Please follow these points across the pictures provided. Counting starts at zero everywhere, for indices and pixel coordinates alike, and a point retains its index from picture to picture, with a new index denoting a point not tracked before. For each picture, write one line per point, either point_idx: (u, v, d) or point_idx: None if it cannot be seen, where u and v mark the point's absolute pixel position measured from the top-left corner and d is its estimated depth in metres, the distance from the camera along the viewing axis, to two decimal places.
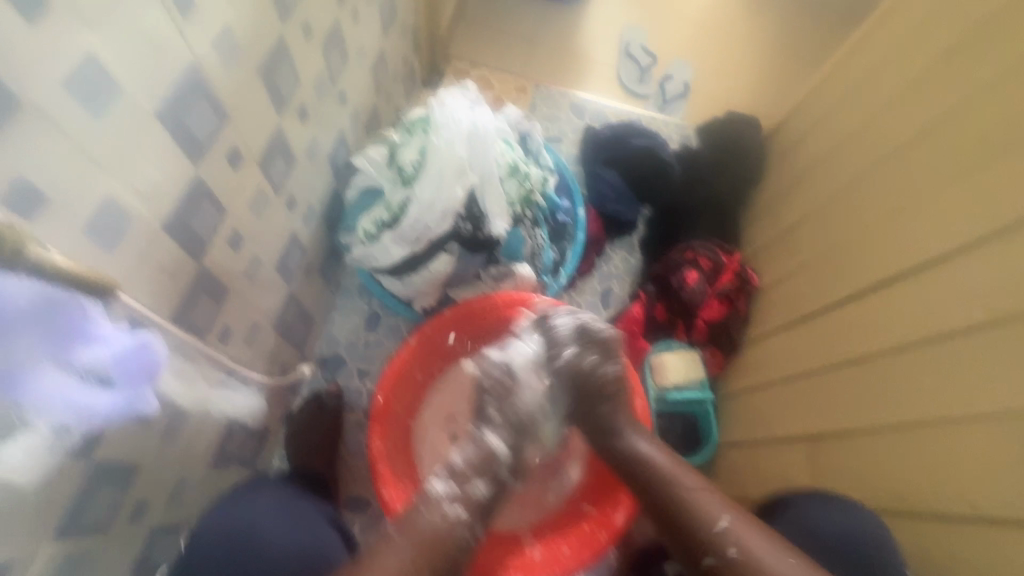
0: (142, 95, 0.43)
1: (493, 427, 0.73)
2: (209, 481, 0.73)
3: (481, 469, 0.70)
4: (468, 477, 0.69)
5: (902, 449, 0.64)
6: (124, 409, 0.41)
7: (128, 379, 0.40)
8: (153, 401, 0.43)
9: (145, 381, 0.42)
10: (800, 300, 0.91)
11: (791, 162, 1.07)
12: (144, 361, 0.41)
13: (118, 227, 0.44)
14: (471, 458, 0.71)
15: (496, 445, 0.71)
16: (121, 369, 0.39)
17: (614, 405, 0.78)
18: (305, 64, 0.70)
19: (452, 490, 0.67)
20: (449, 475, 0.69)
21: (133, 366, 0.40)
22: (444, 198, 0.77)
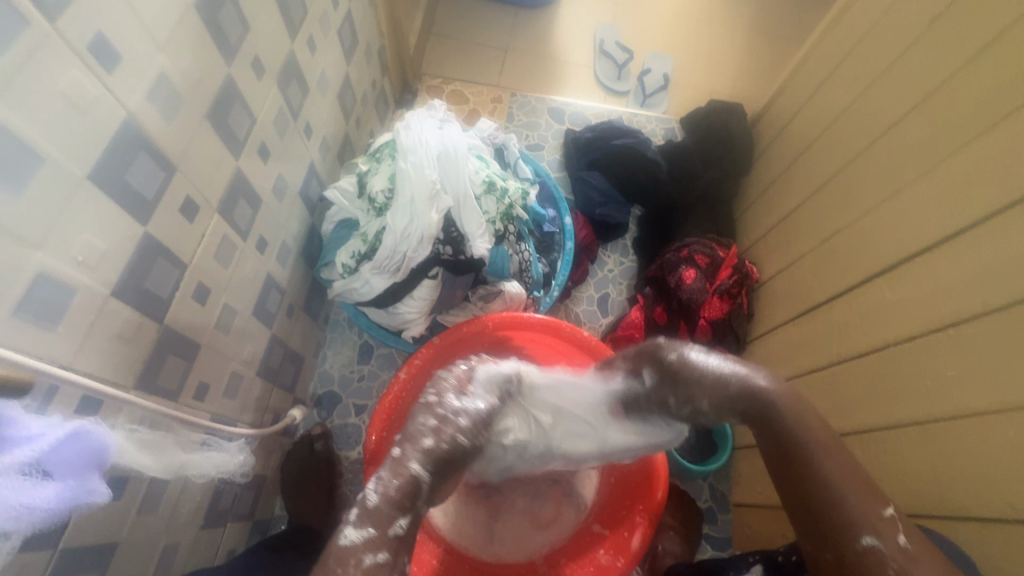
0: (68, 158, 0.40)
1: (417, 450, 0.56)
2: (201, 544, 0.70)
3: (400, 502, 0.53)
4: (384, 515, 0.51)
5: (925, 444, 0.62)
6: (70, 501, 0.37)
7: (68, 473, 0.37)
8: (102, 488, 0.40)
9: (89, 469, 0.39)
10: (804, 288, 0.88)
11: (781, 148, 1.03)
12: (83, 450, 0.39)
13: (57, 301, 0.41)
14: (389, 491, 0.53)
15: (420, 471, 0.55)
16: (59, 465, 0.37)
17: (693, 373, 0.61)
18: (258, 101, 0.66)
19: (366, 535, 0.50)
20: (361, 517, 0.51)
21: (69, 455, 0.38)
22: (418, 224, 0.74)
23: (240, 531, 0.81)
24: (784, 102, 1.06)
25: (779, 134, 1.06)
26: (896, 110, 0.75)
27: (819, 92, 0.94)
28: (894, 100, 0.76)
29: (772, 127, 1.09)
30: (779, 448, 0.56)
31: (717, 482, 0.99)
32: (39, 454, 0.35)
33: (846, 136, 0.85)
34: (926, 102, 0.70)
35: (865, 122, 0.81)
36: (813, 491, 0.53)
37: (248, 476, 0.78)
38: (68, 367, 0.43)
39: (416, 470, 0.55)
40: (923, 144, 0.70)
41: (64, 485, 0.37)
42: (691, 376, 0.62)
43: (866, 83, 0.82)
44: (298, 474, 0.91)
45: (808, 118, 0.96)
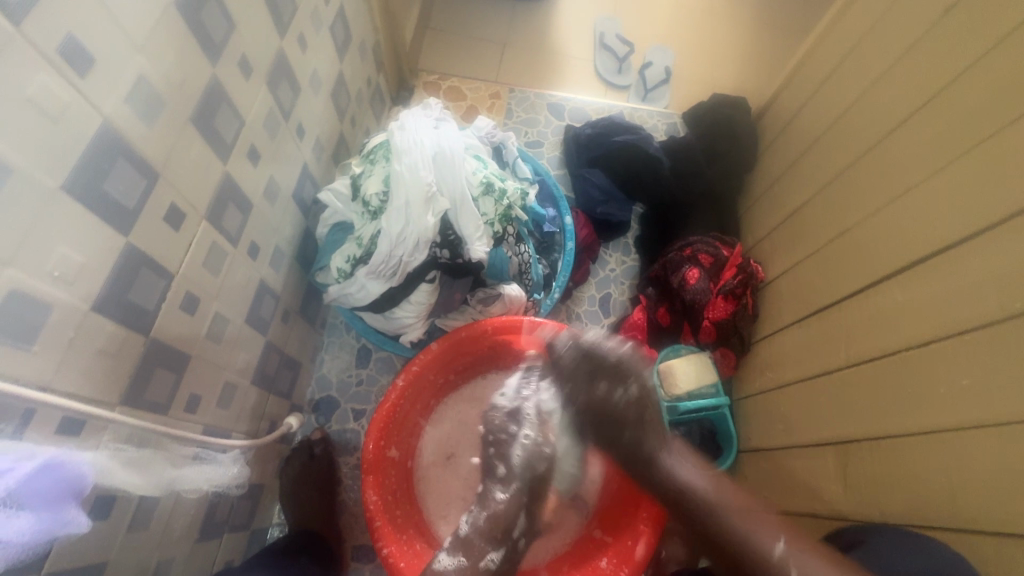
0: (41, 168, 0.38)
1: (500, 480, 0.69)
2: (197, 558, 0.69)
3: (491, 536, 0.65)
4: (476, 549, 0.64)
5: (940, 453, 0.60)
6: (46, 533, 0.36)
7: (45, 505, 0.36)
8: (82, 518, 0.39)
9: (67, 499, 0.38)
10: (812, 288, 0.86)
11: (787, 143, 1.01)
12: (60, 479, 0.37)
13: (33, 319, 0.40)
14: (479, 523, 0.65)
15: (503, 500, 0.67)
16: (35, 497, 0.35)
17: (643, 427, 0.67)
18: (247, 102, 0.64)
19: (458, 564, 0.63)
20: (453, 546, 0.65)
21: (47, 484, 0.36)
22: (414, 228, 0.71)
23: (238, 542, 0.80)
24: (790, 96, 1.03)
25: (784, 129, 1.03)
26: (907, 103, 0.73)
27: (826, 85, 0.92)
28: (905, 94, 0.73)
29: (777, 122, 1.07)
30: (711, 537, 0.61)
31: None
32: (11, 488, 0.33)
33: (855, 131, 0.82)
34: (940, 97, 0.68)
35: (875, 117, 0.78)
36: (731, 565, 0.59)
37: (244, 486, 0.76)
38: (47, 387, 0.42)
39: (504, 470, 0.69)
40: (936, 139, 0.67)
41: (40, 517, 0.35)
42: (645, 388, 0.69)
43: (875, 76, 0.80)
44: (295, 482, 0.89)
45: (814, 113, 0.94)
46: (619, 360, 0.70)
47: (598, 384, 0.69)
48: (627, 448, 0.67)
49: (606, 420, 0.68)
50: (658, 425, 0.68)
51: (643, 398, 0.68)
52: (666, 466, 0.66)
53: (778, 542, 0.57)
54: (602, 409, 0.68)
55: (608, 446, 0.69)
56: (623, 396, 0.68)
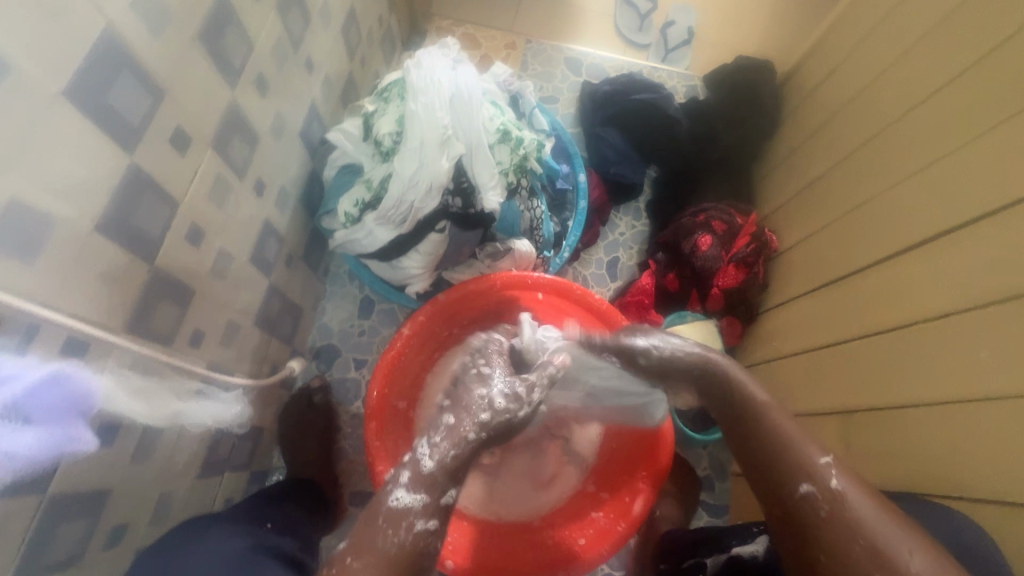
0: (41, 69, 0.35)
1: (477, 423, 0.63)
2: (198, 493, 0.69)
3: (451, 474, 0.61)
4: (438, 486, 0.60)
5: (945, 426, 0.60)
6: (52, 448, 0.40)
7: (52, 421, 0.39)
8: (89, 435, 0.43)
9: (74, 417, 0.42)
10: (826, 260, 0.85)
11: (811, 110, 0.97)
12: (65, 396, 0.40)
13: (35, 233, 0.38)
14: (445, 461, 0.60)
15: (471, 434, 0.62)
16: (44, 413, 0.39)
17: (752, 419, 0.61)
18: (255, 26, 0.60)
19: (419, 502, 0.58)
20: (413, 483, 0.59)
21: (53, 400, 0.39)
22: (428, 171, 0.68)
23: (238, 481, 0.80)
24: (817, 61, 0.99)
25: (809, 94, 0.99)
26: (941, 68, 0.69)
27: (859, 48, 0.87)
28: (944, 56, 0.69)
29: (803, 87, 1.03)
30: (756, 449, 0.59)
31: (716, 451, 0.99)
32: (18, 398, 0.36)
33: (884, 96, 0.78)
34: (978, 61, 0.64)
35: (908, 82, 0.75)
36: (780, 482, 0.56)
37: (246, 427, 0.76)
38: (50, 305, 0.40)
39: (485, 417, 0.64)
40: (969, 106, 0.64)
41: (47, 430, 0.39)
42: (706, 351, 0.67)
43: (911, 38, 0.75)
44: (294, 429, 0.90)
45: (844, 76, 0.90)
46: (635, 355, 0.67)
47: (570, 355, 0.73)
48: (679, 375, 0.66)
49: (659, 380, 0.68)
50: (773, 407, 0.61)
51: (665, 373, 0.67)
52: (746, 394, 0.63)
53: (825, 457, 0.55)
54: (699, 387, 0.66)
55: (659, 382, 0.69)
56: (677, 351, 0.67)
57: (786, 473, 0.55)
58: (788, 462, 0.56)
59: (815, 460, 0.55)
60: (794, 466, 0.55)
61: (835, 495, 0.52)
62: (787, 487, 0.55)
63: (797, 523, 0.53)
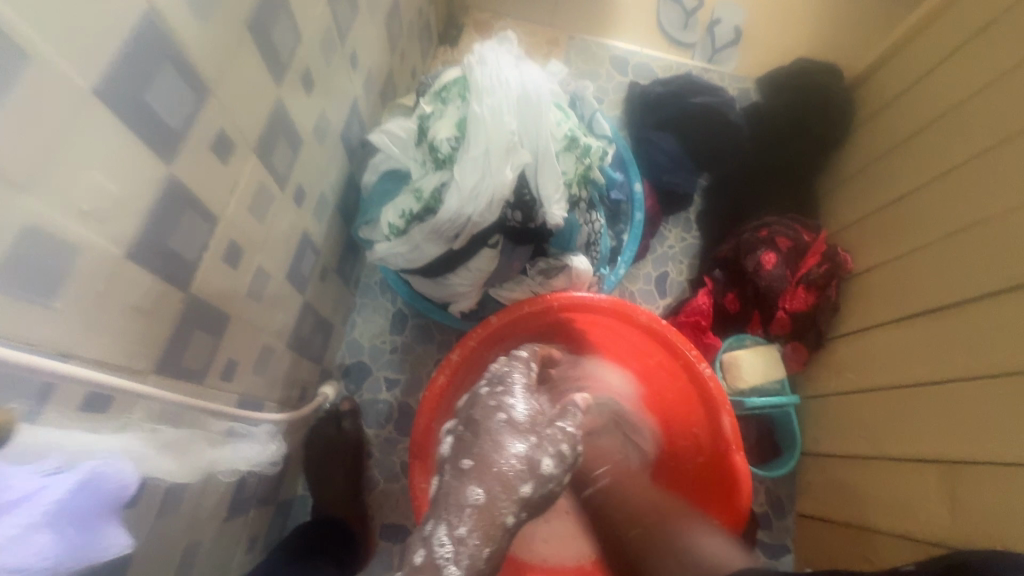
0: (67, 60, 0.28)
1: (518, 501, 0.51)
2: (223, 537, 0.61)
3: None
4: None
5: None
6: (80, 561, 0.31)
7: (81, 524, 0.31)
8: (125, 538, 0.34)
9: (108, 514, 0.33)
10: (913, 287, 0.76)
11: (890, 119, 0.89)
12: (101, 493, 0.32)
13: (55, 265, 0.30)
14: (474, 567, 0.47)
15: (510, 520, 0.50)
16: (72, 517, 0.30)
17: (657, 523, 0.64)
18: (305, 14, 0.52)
19: None
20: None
21: (83, 503, 0.31)
22: (491, 182, 0.61)
23: (263, 517, 0.73)
24: (896, 66, 0.91)
25: (886, 102, 0.91)
26: None
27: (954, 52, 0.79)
28: None
29: (877, 94, 0.94)
30: None
31: (776, 486, 0.91)
32: (44, 513, 0.28)
33: (988, 108, 0.71)
34: None
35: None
36: None
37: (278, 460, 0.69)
38: (68, 354, 0.32)
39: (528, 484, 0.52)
40: None
41: (69, 540, 0.29)
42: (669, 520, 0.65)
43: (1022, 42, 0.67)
44: (321, 456, 0.82)
45: (933, 83, 0.81)
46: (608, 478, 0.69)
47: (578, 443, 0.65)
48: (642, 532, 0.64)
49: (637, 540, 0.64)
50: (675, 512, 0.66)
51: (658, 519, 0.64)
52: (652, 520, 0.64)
53: None
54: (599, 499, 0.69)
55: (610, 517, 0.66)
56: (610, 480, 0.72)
57: None
58: None
59: None
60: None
61: None
62: None
63: None
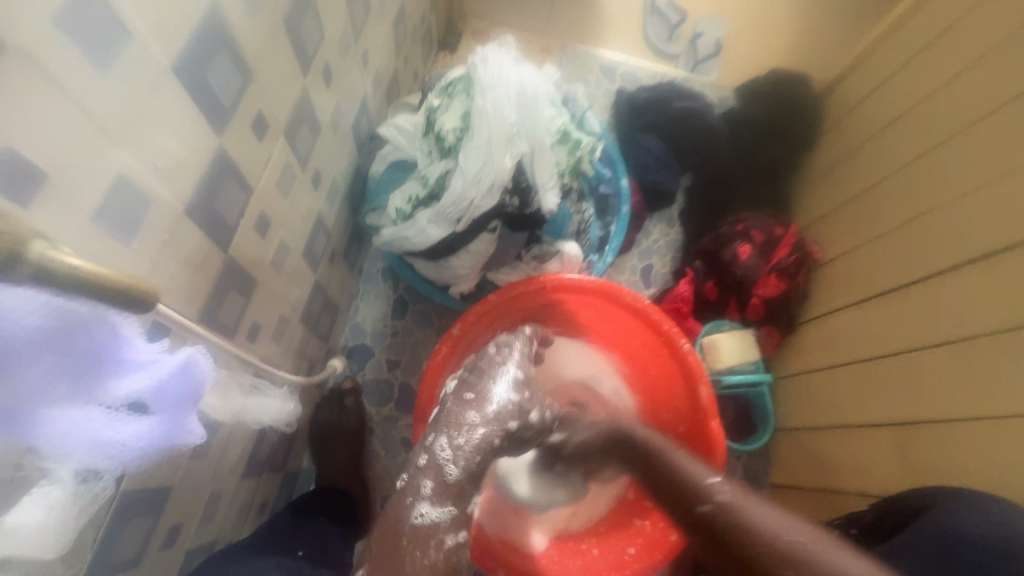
0: (156, 38, 0.34)
1: (502, 429, 0.64)
2: (239, 494, 0.66)
3: (475, 481, 0.62)
4: (462, 493, 0.60)
5: (1001, 441, 0.60)
6: (164, 439, 0.35)
7: (170, 407, 0.34)
8: (199, 429, 0.37)
9: (189, 406, 0.36)
10: (874, 272, 0.84)
11: (853, 123, 0.98)
12: (187, 384, 0.35)
13: (134, 211, 0.36)
14: (468, 467, 0.61)
15: (480, 433, 0.62)
16: (163, 399, 0.33)
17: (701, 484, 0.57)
18: (327, 14, 0.59)
19: (446, 516, 0.58)
20: (438, 495, 0.59)
21: (173, 391, 0.34)
22: (492, 169, 0.67)
23: (272, 483, 0.77)
24: (859, 76, 1.00)
25: (851, 108, 1.00)
26: (999, 86, 0.70)
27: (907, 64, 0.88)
28: (1002, 75, 0.69)
29: (843, 101, 1.03)
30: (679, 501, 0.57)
31: (752, 462, 0.97)
32: (147, 385, 0.31)
33: (934, 111, 0.79)
34: None
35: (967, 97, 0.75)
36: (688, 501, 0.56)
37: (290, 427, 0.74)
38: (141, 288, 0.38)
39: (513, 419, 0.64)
40: None
41: (157, 425, 0.33)
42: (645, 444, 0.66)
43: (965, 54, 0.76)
44: (325, 430, 0.87)
45: (889, 92, 0.90)
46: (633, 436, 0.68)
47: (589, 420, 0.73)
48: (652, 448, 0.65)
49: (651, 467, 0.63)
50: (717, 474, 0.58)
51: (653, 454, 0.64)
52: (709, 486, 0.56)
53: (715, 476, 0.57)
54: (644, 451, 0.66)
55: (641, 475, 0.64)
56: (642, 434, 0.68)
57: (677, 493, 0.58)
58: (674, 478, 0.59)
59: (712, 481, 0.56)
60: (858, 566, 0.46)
61: (724, 504, 0.54)
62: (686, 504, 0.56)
63: (719, 542, 0.52)
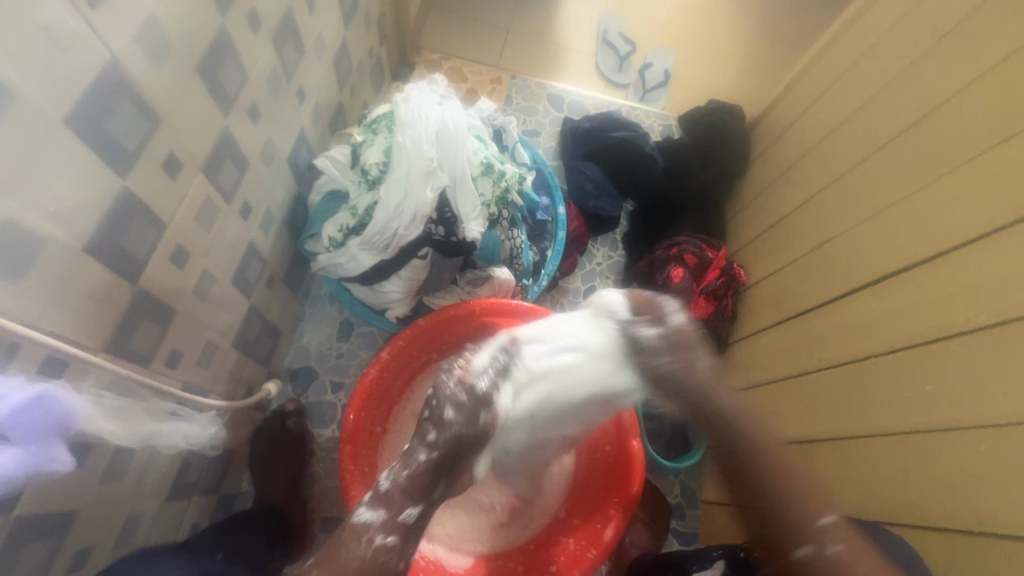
0: (46, 96, 0.37)
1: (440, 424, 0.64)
2: (165, 517, 0.68)
3: (412, 492, 0.60)
4: (396, 503, 0.60)
5: (889, 456, 0.65)
6: (30, 470, 0.38)
7: (34, 438, 0.38)
8: (65, 458, 0.41)
9: (52, 436, 0.40)
10: (790, 295, 0.90)
11: (779, 153, 1.04)
12: (47, 416, 0.39)
13: (25, 253, 0.38)
14: (401, 479, 0.61)
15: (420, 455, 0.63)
16: (22, 431, 0.38)
17: (744, 431, 0.60)
18: (252, 57, 0.62)
19: (378, 517, 0.58)
20: (373, 501, 0.60)
21: (29, 420, 0.38)
22: (414, 201, 0.72)
23: (206, 505, 0.79)
24: (783, 109, 1.06)
25: (777, 139, 1.06)
26: (895, 124, 0.76)
27: (820, 101, 0.95)
28: (899, 115, 0.76)
29: (771, 132, 1.09)
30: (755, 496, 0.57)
31: (688, 479, 1.01)
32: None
33: (841, 146, 0.86)
34: (925, 119, 0.71)
35: (865, 134, 0.82)
36: (771, 524, 0.55)
37: (217, 450, 0.75)
38: (35, 324, 0.40)
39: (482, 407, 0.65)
40: (919, 161, 0.71)
41: (29, 452, 0.38)
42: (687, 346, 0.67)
43: (868, 96, 0.83)
44: (267, 451, 0.90)
45: (808, 126, 0.96)
46: (681, 337, 0.67)
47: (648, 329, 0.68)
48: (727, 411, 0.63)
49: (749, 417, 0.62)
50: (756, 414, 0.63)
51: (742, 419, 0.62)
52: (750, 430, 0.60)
53: (828, 516, 0.54)
54: (655, 373, 0.66)
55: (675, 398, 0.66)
56: (699, 362, 0.65)
57: (780, 531, 0.54)
58: (774, 501, 0.56)
59: (817, 519, 0.53)
60: (795, 525, 0.54)
61: (831, 561, 0.52)
62: (787, 543, 0.54)
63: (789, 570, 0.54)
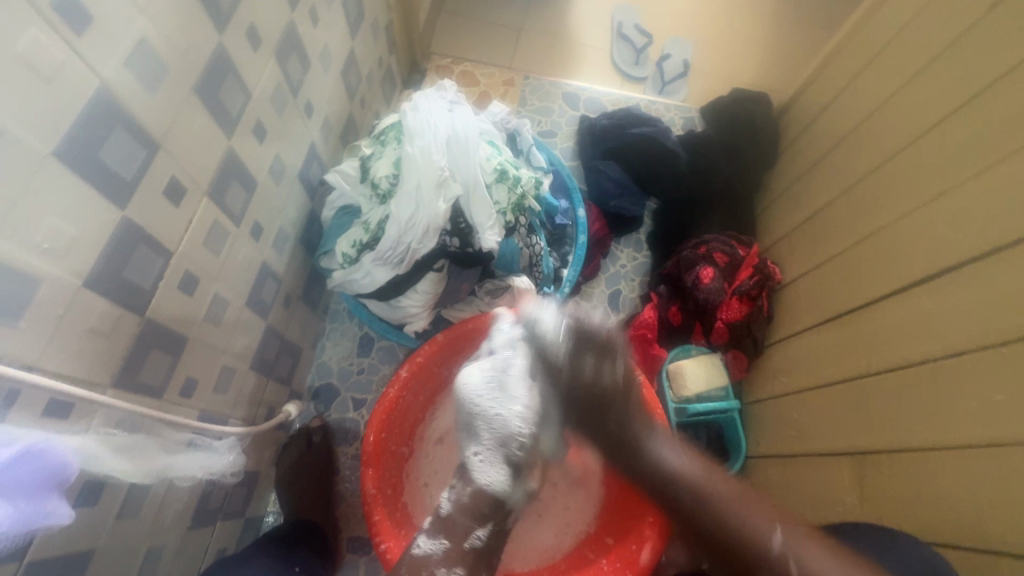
0: (27, 128, 0.35)
1: (486, 442, 0.64)
2: (190, 546, 0.67)
3: (474, 515, 0.61)
4: (460, 529, 0.60)
5: (948, 472, 0.59)
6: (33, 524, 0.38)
7: (31, 493, 0.38)
8: (66, 508, 0.41)
9: (49, 490, 0.40)
10: (830, 294, 0.84)
11: (811, 141, 0.98)
12: (40, 468, 0.39)
13: (18, 293, 0.37)
14: (463, 501, 0.62)
15: (489, 481, 0.62)
16: (19, 486, 0.37)
17: (622, 408, 0.66)
18: (255, 75, 0.61)
19: (441, 547, 0.59)
20: (434, 527, 0.61)
21: (29, 471, 0.38)
22: (425, 213, 0.69)
23: (231, 531, 0.77)
24: (815, 93, 1.00)
25: (809, 126, 1.00)
26: (939, 104, 0.70)
27: (855, 84, 0.88)
28: (938, 95, 0.70)
29: (802, 119, 1.03)
30: (681, 506, 0.59)
31: None
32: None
33: (882, 131, 0.79)
34: (975, 99, 0.65)
35: (907, 116, 0.75)
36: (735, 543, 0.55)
37: (238, 473, 0.74)
38: (32, 367, 0.39)
39: (520, 440, 0.64)
40: (971, 143, 0.64)
41: (18, 505, 0.37)
42: (629, 376, 0.68)
43: (907, 76, 0.77)
44: (292, 470, 0.87)
45: (843, 110, 0.90)
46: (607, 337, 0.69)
47: (586, 359, 0.68)
48: (611, 435, 0.65)
49: (591, 406, 0.66)
50: (642, 407, 0.66)
51: (624, 388, 0.67)
52: (652, 454, 0.62)
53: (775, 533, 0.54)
54: (583, 389, 0.66)
55: (588, 430, 0.67)
56: (610, 376, 0.67)
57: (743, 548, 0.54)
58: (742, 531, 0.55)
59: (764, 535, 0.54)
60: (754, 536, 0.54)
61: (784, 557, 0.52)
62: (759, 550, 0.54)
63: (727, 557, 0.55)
